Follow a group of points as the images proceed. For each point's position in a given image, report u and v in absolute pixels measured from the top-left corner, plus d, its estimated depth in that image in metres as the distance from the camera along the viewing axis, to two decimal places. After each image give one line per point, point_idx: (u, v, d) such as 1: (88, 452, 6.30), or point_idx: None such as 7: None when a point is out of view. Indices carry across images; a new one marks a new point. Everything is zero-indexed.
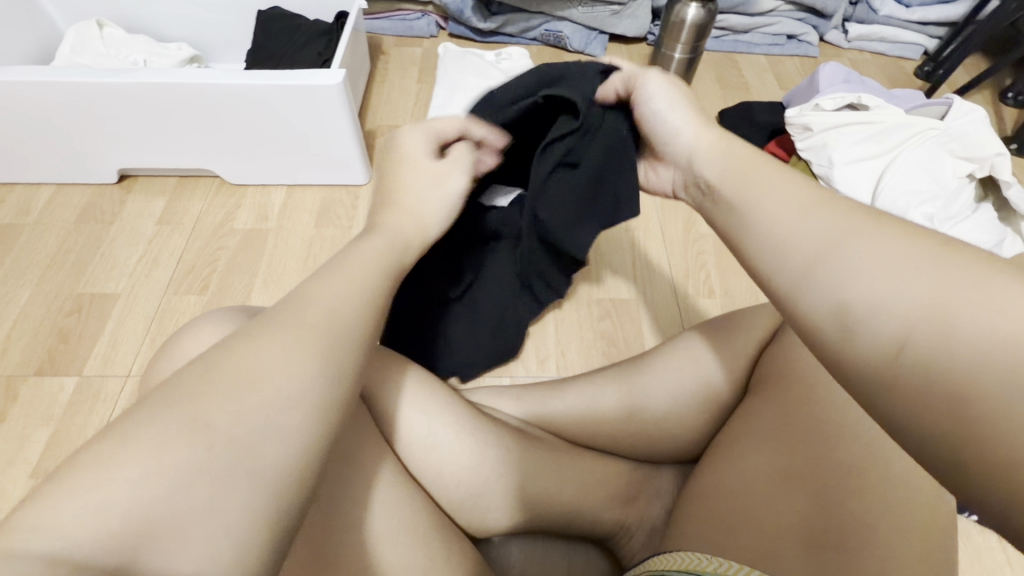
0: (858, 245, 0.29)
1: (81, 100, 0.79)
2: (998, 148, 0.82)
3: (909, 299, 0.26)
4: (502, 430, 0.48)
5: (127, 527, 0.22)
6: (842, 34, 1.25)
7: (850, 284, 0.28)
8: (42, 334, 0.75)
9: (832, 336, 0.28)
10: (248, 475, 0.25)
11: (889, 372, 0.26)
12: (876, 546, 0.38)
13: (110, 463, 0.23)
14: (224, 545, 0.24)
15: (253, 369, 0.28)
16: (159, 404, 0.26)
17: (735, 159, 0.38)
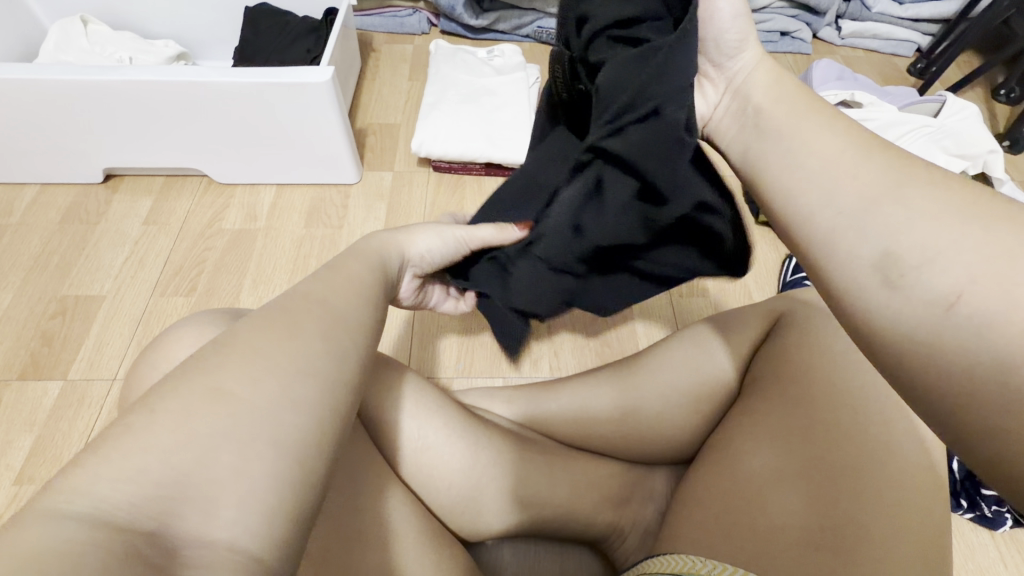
0: (916, 194, 0.27)
1: (65, 97, 0.77)
2: (990, 145, 0.84)
3: (966, 258, 0.25)
4: (492, 431, 0.47)
5: (161, 493, 0.22)
6: (836, 31, 1.25)
7: (903, 233, 0.26)
8: (26, 337, 0.74)
9: (875, 290, 0.27)
10: (270, 439, 0.25)
11: (915, 346, 0.26)
12: (872, 547, 0.38)
13: (142, 431, 0.23)
14: (252, 509, 0.24)
15: (260, 348, 0.28)
16: (180, 380, 0.26)
17: (788, 96, 0.35)
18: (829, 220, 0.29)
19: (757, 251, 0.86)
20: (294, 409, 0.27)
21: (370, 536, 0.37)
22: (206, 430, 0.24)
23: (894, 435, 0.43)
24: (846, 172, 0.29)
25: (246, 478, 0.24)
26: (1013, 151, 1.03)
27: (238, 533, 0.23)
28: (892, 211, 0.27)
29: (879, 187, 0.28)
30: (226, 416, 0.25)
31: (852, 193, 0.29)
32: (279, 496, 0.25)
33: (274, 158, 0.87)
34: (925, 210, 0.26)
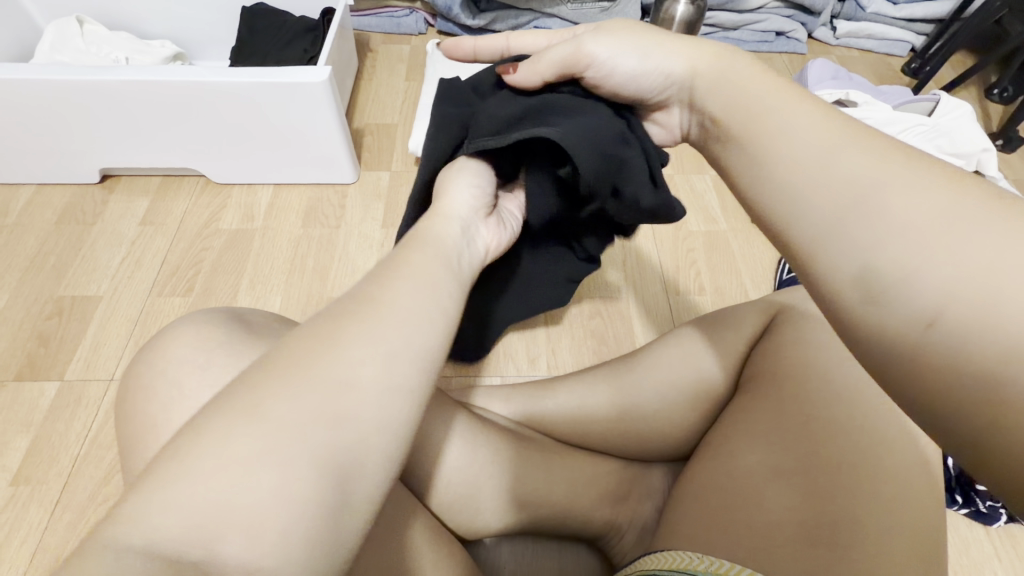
0: (900, 199, 0.26)
1: (61, 98, 0.77)
2: (984, 144, 0.85)
3: (942, 275, 0.24)
4: (490, 430, 0.47)
5: (209, 521, 0.22)
6: (831, 31, 1.26)
7: (881, 247, 0.26)
8: (22, 337, 0.74)
9: (856, 303, 0.27)
10: (309, 459, 0.24)
11: (903, 351, 0.25)
12: (866, 541, 0.38)
13: (190, 456, 0.23)
14: (294, 535, 0.23)
15: (318, 356, 0.26)
16: (230, 397, 0.25)
17: (750, 89, 0.33)
18: (814, 226, 0.29)
19: (752, 250, 0.87)
20: (336, 423, 0.25)
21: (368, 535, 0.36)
22: (245, 456, 0.23)
23: (887, 431, 0.43)
24: (825, 171, 0.29)
25: (287, 503, 0.23)
26: (1006, 150, 1.04)
27: (280, 563, 0.22)
28: (865, 224, 0.27)
29: (855, 193, 0.27)
30: (269, 440, 0.23)
31: (825, 194, 0.28)
32: (316, 518, 0.23)
33: (272, 159, 0.87)
34: (902, 221, 0.26)
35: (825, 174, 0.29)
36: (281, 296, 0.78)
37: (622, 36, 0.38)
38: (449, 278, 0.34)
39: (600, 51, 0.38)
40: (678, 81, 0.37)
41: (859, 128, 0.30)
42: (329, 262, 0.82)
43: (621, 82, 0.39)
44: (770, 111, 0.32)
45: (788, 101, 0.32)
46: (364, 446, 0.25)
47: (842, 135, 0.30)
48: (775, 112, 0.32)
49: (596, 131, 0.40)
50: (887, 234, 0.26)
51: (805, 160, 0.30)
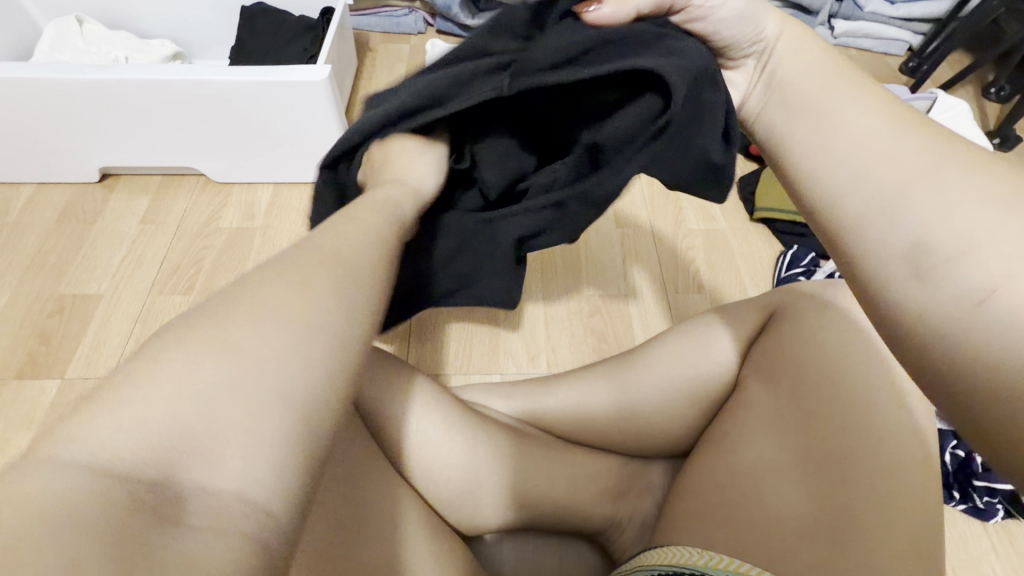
0: (957, 178, 0.28)
1: (60, 96, 0.77)
2: (982, 143, 0.85)
3: (1002, 251, 0.26)
4: (492, 426, 0.48)
5: (167, 446, 0.21)
6: (828, 30, 1.26)
7: (937, 223, 0.28)
8: (23, 336, 0.74)
9: (907, 279, 0.29)
10: (277, 397, 0.24)
11: (939, 327, 0.28)
12: (868, 534, 0.39)
13: (147, 377, 0.22)
14: (261, 463, 0.22)
15: (275, 291, 0.26)
16: (192, 327, 0.24)
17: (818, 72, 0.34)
18: (877, 202, 0.30)
19: (752, 248, 0.87)
20: (302, 361, 0.25)
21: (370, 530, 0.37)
22: (212, 384, 0.22)
23: (886, 424, 0.44)
24: (888, 149, 0.30)
25: (254, 433, 0.23)
26: (1003, 148, 1.04)
27: (245, 487, 0.22)
28: (933, 200, 0.28)
29: (919, 171, 0.29)
30: (236, 371, 0.23)
31: (886, 170, 0.30)
32: (285, 455, 0.23)
33: (271, 158, 0.87)
34: (958, 198, 0.28)
35: (883, 157, 0.30)
36: None
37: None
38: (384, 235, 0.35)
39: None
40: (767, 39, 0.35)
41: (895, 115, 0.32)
42: None
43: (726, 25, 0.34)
44: (835, 91, 0.33)
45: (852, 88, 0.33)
46: (324, 388, 0.25)
47: (899, 124, 0.31)
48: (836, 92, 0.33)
49: (700, 67, 0.34)
50: (958, 207, 0.28)
51: (866, 136, 0.31)
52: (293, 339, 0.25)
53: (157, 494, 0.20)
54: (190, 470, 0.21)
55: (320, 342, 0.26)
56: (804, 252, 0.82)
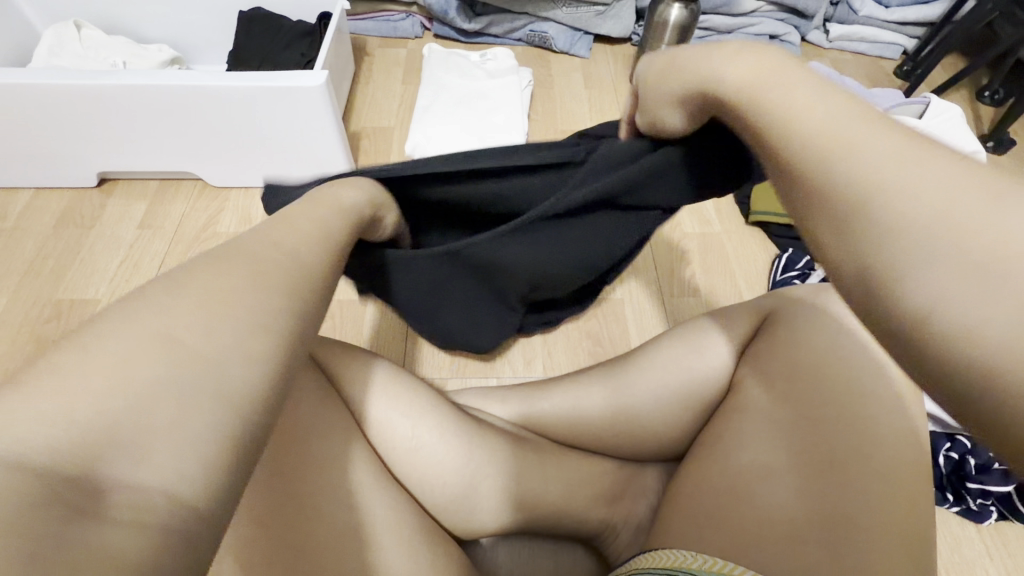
0: (921, 175, 0.23)
1: (57, 102, 0.77)
2: (975, 146, 0.86)
3: (948, 255, 0.21)
4: (486, 431, 0.48)
5: (89, 436, 0.19)
6: (823, 34, 1.27)
7: (890, 227, 0.23)
8: (21, 341, 0.74)
9: (865, 290, 0.23)
10: (215, 396, 0.22)
11: (905, 350, 0.22)
12: (862, 538, 0.39)
13: (71, 364, 0.20)
14: (189, 457, 0.20)
15: (212, 287, 0.25)
16: (116, 314, 0.23)
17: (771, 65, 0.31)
18: (835, 202, 0.25)
19: (747, 251, 0.87)
20: (241, 357, 0.24)
21: (363, 534, 0.37)
22: (143, 376, 0.21)
23: (878, 428, 0.44)
24: (840, 144, 0.25)
25: (186, 428, 0.21)
26: (997, 152, 1.05)
27: (173, 483, 0.20)
28: (892, 196, 0.23)
29: (879, 163, 0.24)
30: (169, 365, 0.22)
31: (843, 162, 0.25)
32: (213, 448, 0.21)
33: (268, 162, 0.87)
34: (907, 194, 0.22)
35: (833, 152, 0.25)
36: None
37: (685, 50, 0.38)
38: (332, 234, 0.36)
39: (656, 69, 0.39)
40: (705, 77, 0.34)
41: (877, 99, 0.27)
42: None
43: (662, 81, 0.37)
44: (792, 88, 0.29)
45: (812, 82, 0.29)
46: (260, 383, 0.24)
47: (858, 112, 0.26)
48: (793, 88, 0.29)
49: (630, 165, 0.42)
50: (910, 205, 0.22)
51: (819, 133, 0.26)
52: (240, 336, 0.24)
53: (76, 486, 0.18)
54: (116, 464, 0.19)
55: (259, 342, 0.25)
56: (799, 256, 0.83)
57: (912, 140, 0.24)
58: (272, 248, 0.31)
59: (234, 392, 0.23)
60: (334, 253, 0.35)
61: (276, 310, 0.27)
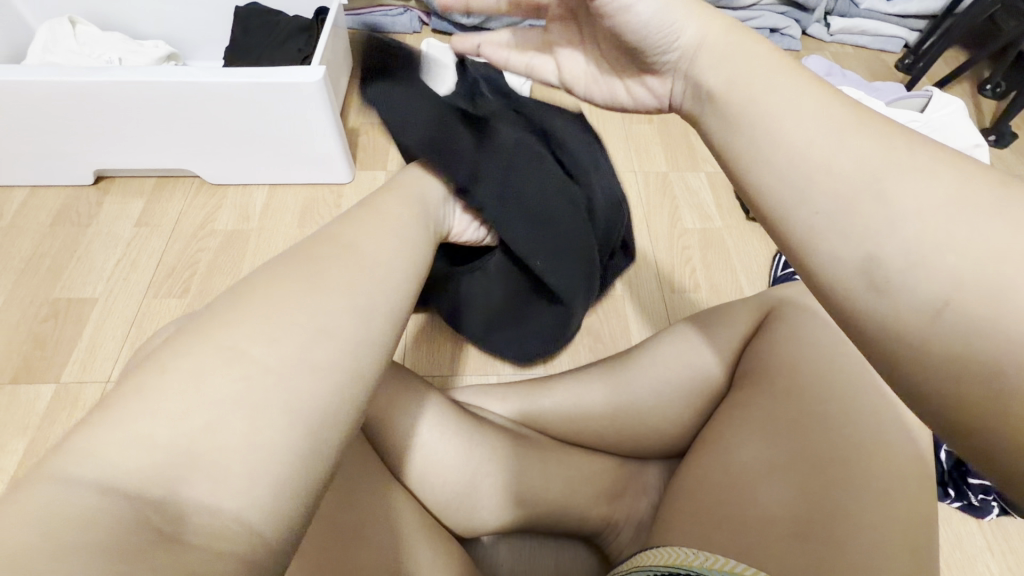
0: (910, 185, 0.25)
1: (53, 99, 0.77)
2: (977, 140, 0.85)
3: (949, 261, 0.23)
4: (488, 430, 0.48)
5: (170, 462, 0.22)
6: (825, 27, 1.25)
7: (886, 235, 0.25)
8: (18, 340, 0.73)
9: (861, 292, 0.25)
10: (282, 410, 0.25)
11: (910, 343, 0.24)
12: (862, 536, 0.39)
13: (157, 395, 0.23)
14: (262, 477, 0.23)
15: (284, 304, 0.28)
16: (197, 340, 0.26)
17: (761, 66, 0.29)
18: (813, 211, 0.26)
19: (748, 247, 0.87)
20: (305, 366, 0.26)
21: (365, 534, 0.37)
22: (221, 398, 0.24)
23: (879, 424, 0.44)
24: (807, 156, 0.26)
25: (255, 449, 0.23)
26: (999, 145, 1.05)
27: (246, 507, 0.22)
28: (874, 209, 0.25)
29: (856, 181, 0.25)
30: (246, 385, 0.25)
31: (825, 189, 0.26)
32: (284, 462, 0.24)
33: (266, 158, 0.87)
34: (905, 208, 0.24)
35: (830, 151, 0.26)
36: None
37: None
38: (411, 228, 0.38)
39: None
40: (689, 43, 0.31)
41: (864, 111, 0.28)
42: None
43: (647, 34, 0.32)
44: (771, 93, 0.28)
45: (793, 80, 0.28)
46: (324, 390, 0.26)
47: (848, 121, 0.27)
48: (776, 89, 0.28)
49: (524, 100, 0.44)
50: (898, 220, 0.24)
51: (807, 136, 0.27)
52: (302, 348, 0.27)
53: (167, 511, 0.21)
54: (195, 484, 0.22)
55: (325, 351, 0.27)
56: None
57: (881, 149, 0.26)
58: (345, 255, 0.32)
59: (299, 404, 0.25)
60: (391, 245, 0.35)
61: (331, 325, 0.28)
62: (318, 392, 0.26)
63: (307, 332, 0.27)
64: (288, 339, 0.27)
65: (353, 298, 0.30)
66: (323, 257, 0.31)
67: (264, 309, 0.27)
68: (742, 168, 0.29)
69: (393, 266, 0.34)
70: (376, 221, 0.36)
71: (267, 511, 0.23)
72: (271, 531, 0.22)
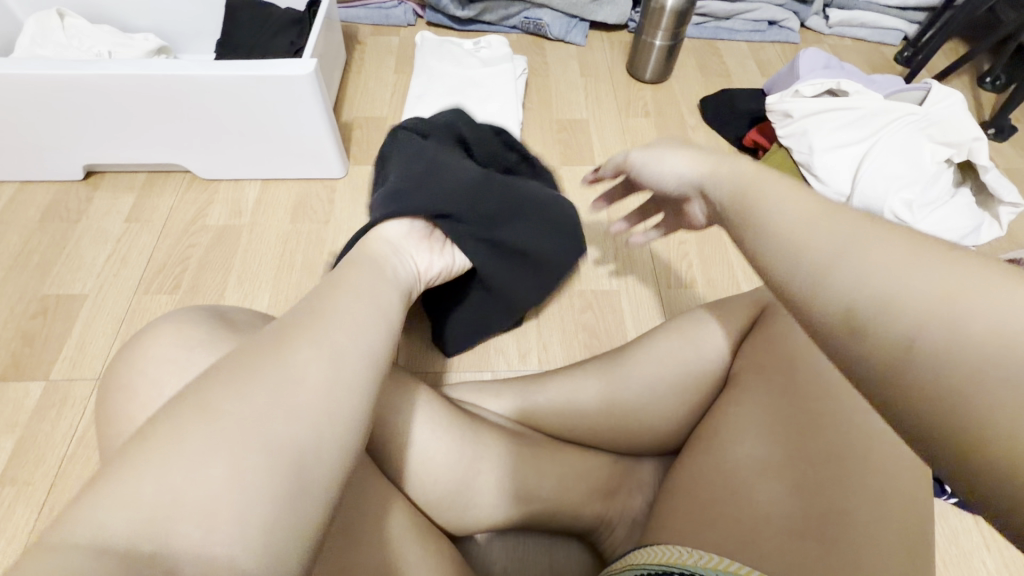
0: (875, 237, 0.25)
1: (40, 95, 0.76)
2: (975, 133, 0.82)
3: (917, 301, 0.23)
4: (481, 427, 0.47)
5: (152, 518, 0.22)
6: (824, 20, 1.24)
7: (854, 284, 0.24)
8: (6, 337, 0.73)
9: (840, 336, 0.24)
10: (266, 462, 0.25)
11: (895, 380, 0.23)
12: (857, 535, 0.38)
13: (140, 458, 0.23)
14: (251, 524, 0.23)
15: (264, 363, 0.29)
16: (184, 402, 0.26)
17: (743, 172, 0.34)
18: (798, 280, 0.26)
19: None
20: (281, 411, 0.27)
21: (353, 534, 0.36)
22: (198, 451, 0.24)
23: (874, 423, 0.43)
24: (786, 243, 0.28)
25: (242, 492, 0.24)
26: (998, 139, 1.04)
27: (237, 550, 0.23)
28: (844, 269, 0.25)
29: (826, 250, 0.26)
30: (222, 436, 0.25)
31: (801, 252, 0.27)
32: (269, 500, 0.24)
33: (257, 153, 0.86)
34: (878, 258, 0.24)
35: (798, 219, 0.28)
36: (270, 291, 0.78)
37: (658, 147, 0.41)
38: (383, 295, 0.38)
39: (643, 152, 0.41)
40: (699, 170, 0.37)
41: None
42: (317, 257, 0.82)
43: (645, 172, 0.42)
44: (762, 185, 0.32)
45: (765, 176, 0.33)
46: (311, 432, 0.27)
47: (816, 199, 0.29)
48: (761, 184, 0.32)
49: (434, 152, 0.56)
50: (867, 271, 0.24)
51: (781, 212, 0.29)
52: (272, 397, 0.27)
53: (157, 564, 0.21)
54: (180, 536, 0.22)
55: (305, 400, 0.28)
56: None
57: (840, 215, 0.28)
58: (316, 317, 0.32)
59: (281, 446, 0.26)
60: (364, 317, 0.35)
61: (307, 361, 0.29)
62: (307, 433, 0.27)
63: (273, 380, 0.28)
64: (254, 389, 0.27)
65: (313, 347, 0.30)
66: (299, 322, 0.32)
67: (233, 373, 0.28)
68: (739, 241, 0.31)
69: (360, 321, 0.34)
70: (350, 286, 0.37)
71: (260, 554, 0.23)
72: (269, 566, 0.23)
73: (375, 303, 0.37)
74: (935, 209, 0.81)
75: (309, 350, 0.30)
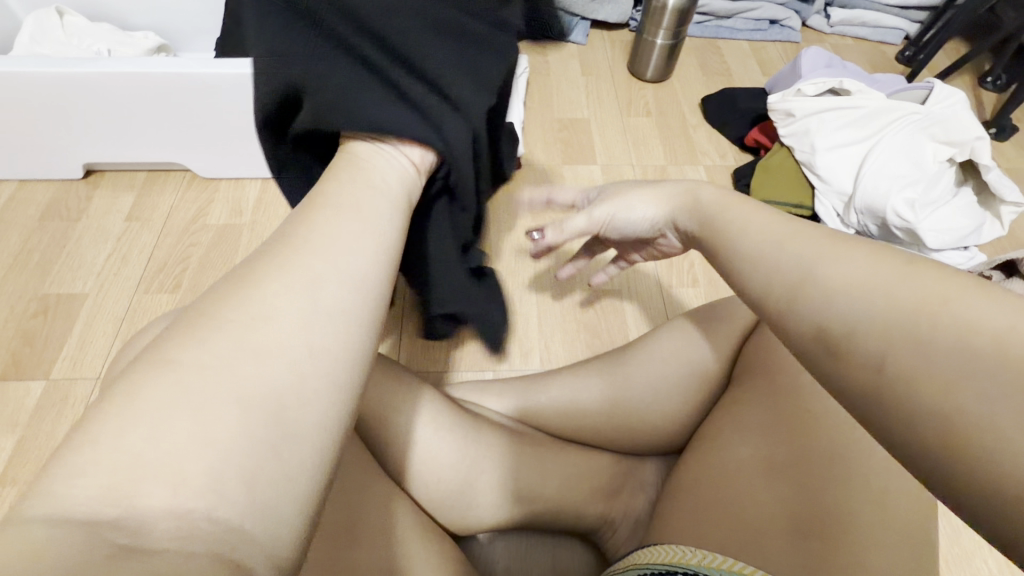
0: (844, 258, 0.28)
1: (38, 93, 0.75)
2: (978, 132, 0.82)
3: (874, 318, 0.25)
4: (484, 426, 0.47)
5: (114, 481, 0.19)
6: (825, 19, 1.24)
7: (822, 308, 0.27)
8: (7, 336, 0.72)
9: (822, 359, 0.27)
10: (231, 411, 0.22)
11: (876, 392, 0.24)
12: (860, 533, 0.38)
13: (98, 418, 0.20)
14: (229, 478, 0.20)
15: (225, 305, 0.25)
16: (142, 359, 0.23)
17: (714, 205, 0.38)
18: (778, 299, 0.30)
19: None
20: (256, 357, 0.23)
21: (357, 534, 0.36)
22: (162, 405, 0.21)
23: None
24: (765, 269, 0.31)
25: (210, 443, 0.21)
26: (999, 138, 1.04)
27: (217, 501, 0.20)
28: (813, 297, 0.28)
29: (792, 275, 0.30)
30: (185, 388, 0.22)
31: (776, 285, 0.30)
32: (246, 454, 0.21)
33: (257, 151, 0.86)
34: (844, 280, 0.27)
35: (779, 245, 0.31)
36: None
37: (632, 198, 0.44)
38: (381, 208, 0.34)
39: (617, 204, 0.45)
40: (672, 205, 0.42)
41: None
42: None
43: (619, 221, 0.45)
44: (729, 213, 0.37)
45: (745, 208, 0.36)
46: (294, 378, 0.24)
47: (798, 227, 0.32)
48: (732, 213, 0.36)
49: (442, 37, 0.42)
50: (833, 298, 0.27)
51: (758, 242, 0.33)
52: (245, 345, 0.24)
53: (125, 527, 0.18)
54: (147, 497, 0.19)
55: (269, 345, 0.24)
56: None
57: (822, 238, 0.30)
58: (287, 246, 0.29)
59: (255, 395, 0.22)
60: (341, 237, 0.30)
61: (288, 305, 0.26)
62: (286, 379, 0.24)
63: (243, 322, 0.24)
64: (218, 337, 0.24)
65: (293, 289, 0.26)
66: (265, 257, 0.28)
67: (198, 322, 0.24)
68: (722, 266, 0.35)
69: (331, 245, 0.29)
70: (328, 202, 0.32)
71: (241, 511, 0.20)
72: (255, 522, 0.20)
73: (358, 221, 0.32)
74: (937, 208, 0.80)
75: (288, 293, 0.26)
